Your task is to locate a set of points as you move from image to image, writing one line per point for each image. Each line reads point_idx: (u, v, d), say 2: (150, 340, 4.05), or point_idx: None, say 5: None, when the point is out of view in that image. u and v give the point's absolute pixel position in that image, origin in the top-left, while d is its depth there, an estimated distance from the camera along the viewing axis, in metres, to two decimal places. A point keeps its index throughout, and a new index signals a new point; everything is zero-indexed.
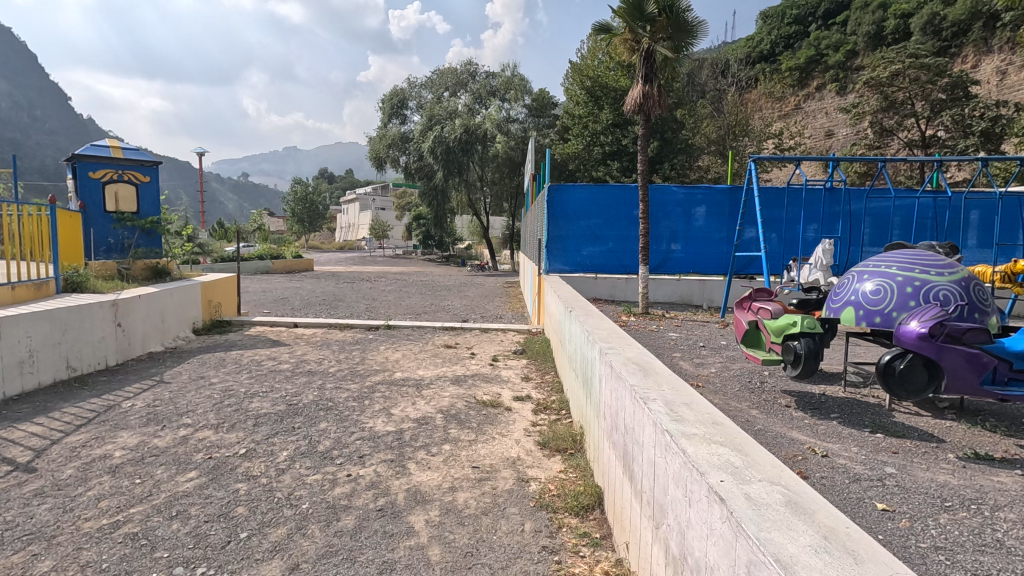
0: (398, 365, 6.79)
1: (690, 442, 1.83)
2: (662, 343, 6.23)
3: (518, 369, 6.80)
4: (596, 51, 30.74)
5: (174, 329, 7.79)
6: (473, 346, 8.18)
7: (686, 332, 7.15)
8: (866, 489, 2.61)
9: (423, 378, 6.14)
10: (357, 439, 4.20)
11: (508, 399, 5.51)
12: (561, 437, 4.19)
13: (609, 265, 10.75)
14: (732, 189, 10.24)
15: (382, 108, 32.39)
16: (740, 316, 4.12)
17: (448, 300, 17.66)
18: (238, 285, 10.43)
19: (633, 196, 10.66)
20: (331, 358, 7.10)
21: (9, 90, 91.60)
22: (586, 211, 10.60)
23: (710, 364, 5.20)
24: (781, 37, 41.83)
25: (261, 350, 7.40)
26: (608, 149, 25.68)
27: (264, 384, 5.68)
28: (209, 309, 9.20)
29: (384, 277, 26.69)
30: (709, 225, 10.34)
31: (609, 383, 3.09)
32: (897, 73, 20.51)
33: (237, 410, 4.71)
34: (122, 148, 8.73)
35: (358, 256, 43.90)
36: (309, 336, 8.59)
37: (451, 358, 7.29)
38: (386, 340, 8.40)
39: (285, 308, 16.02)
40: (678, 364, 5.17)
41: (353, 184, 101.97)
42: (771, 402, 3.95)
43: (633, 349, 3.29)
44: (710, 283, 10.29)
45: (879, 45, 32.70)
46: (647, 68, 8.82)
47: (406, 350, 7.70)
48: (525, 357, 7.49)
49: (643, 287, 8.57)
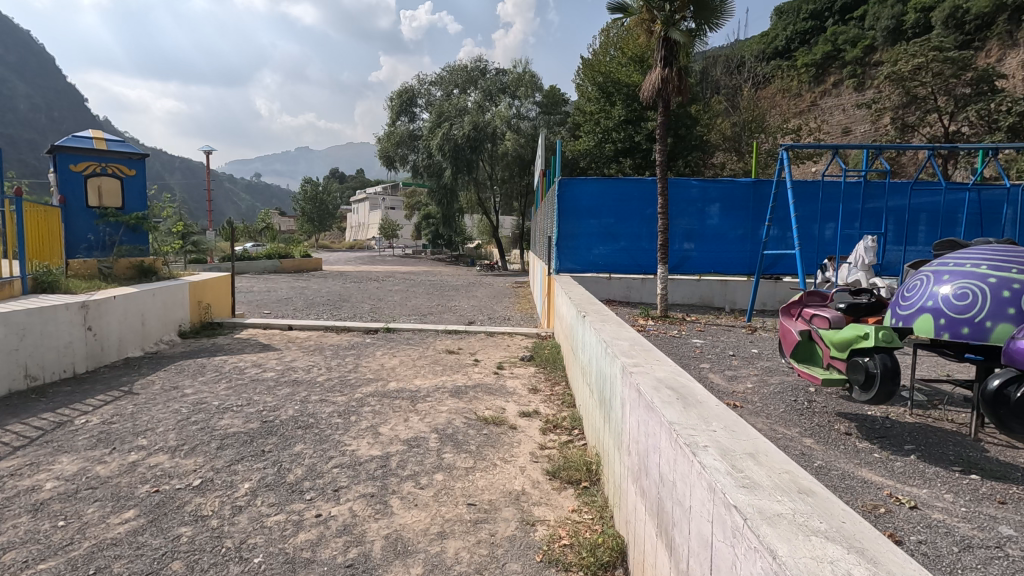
0: (394, 373, 6.19)
1: (776, 531, 1.19)
2: (686, 351, 5.56)
3: (526, 379, 6.18)
4: (608, 47, 30.02)
5: (157, 333, 7.28)
6: (478, 351, 7.55)
7: (712, 338, 6.46)
8: (986, 563, 1.94)
9: (419, 389, 5.52)
10: (335, 467, 3.60)
11: (513, 414, 4.88)
12: (574, 466, 3.58)
13: (623, 264, 10.09)
14: (757, 183, 9.49)
15: (391, 106, 31.84)
16: (789, 326, 3.49)
17: (456, 300, 17.05)
18: (233, 284, 9.91)
19: (649, 191, 9.97)
20: (322, 364, 6.52)
21: (27, 91, 92.67)
22: (597, 208, 9.94)
23: (746, 378, 4.52)
24: (796, 33, 40.91)
25: (248, 356, 6.84)
26: (620, 146, 25.01)
27: (240, 396, 5.09)
28: (198, 310, 8.68)
29: (391, 276, 26.21)
30: (732, 223, 9.61)
31: (634, 412, 2.45)
32: (920, 66, 19.62)
33: (203, 428, 4.13)
34: (106, 140, 8.23)
35: (367, 256, 43.54)
36: (302, 340, 8.03)
37: (454, 366, 6.67)
38: (384, 345, 7.83)
39: (287, 309, 15.49)
40: (708, 378, 4.50)
41: (364, 184, 102.15)
42: (827, 428, 3.27)
43: (664, 368, 2.65)
44: (732, 284, 9.62)
45: (898, 39, 31.69)
46: (667, 52, 8.09)
47: (404, 356, 7.10)
48: (534, 364, 6.86)
49: (662, 289, 7.90)
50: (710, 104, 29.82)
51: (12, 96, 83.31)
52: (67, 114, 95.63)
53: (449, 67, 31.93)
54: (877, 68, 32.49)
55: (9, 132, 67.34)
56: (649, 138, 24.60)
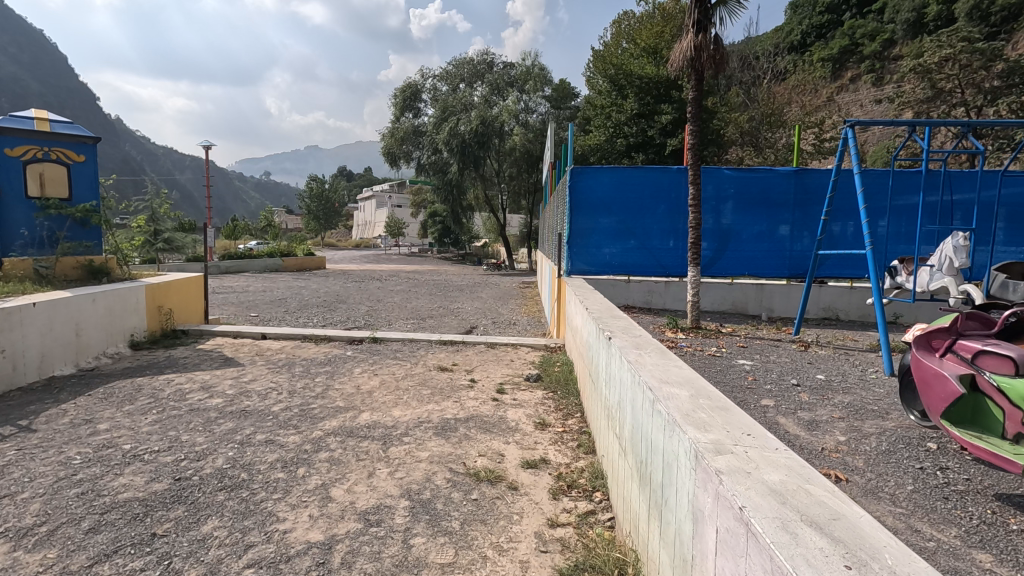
0: (369, 400, 5.05)
1: None
2: (737, 378, 4.36)
3: (532, 406, 5.02)
4: (620, 38, 28.78)
5: (97, 346, 6.20)
6: (476, 369, 6.38)
7: (762, 359, 5.24)
8: None
9: (396, 425, 4.38)
10: (248, 567, 2.45)
11: (514, 464, 3.71)
12: (600, 568, 2.42)
13: (642, 264, 8.89)
14: (799, 172, 8.22)
15: (394, 102, 30.64)
16: (943, 368, 2.70)
17: (459, 302, 15.92)
18: (207, 286, 8.86)
19: (673, 182, 8.72)
20: (285, 387, 5.38)
21: (40, 89, 92.00)
22: (615, 202, 8.74)
23: (830, 423, 3.31)
24: (812, 27, 39.63)
25: (201, 375, 5.74)
26: (632, 141, 23.82)
27: (164, 435, 3.95)
28: (157, 317, 7.59)
29: (396, 276, 25.11)
30: (772, 220, 8.34)
31: (735, 557, 1.28)
32: (947, 58, 18.07)
33: (85, 492, 3.00)
34: (50, 119, 7.07)
35: (371, 255, 42.49)
36: (271, 354, 6.91)
37: (446, 389, 5.50)
38: (368, 360, 6.70)
39: (277, 311, 14.42)
40: (778, 423, 3.29)
41: (372, 182, 101.14)
42: (1003, 533, 2.08)
43: (775, 462, 1.49)
44: (769, 288, 8.41)
45: (919, 32, 30.35)
46: (699, 13, 6.86)
47: (386, 376, 5.95)
48: (541, 386, 5.69)
49: (692, 295, 6.66)
50: (727, 97, 28.50)
51: (25, 94, 83.22)
52: (79, 113, 95.74)
53: (455, 61, 30.50)
54: (897, 62, 31.08)
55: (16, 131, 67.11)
56: (662, 132, 23.30)
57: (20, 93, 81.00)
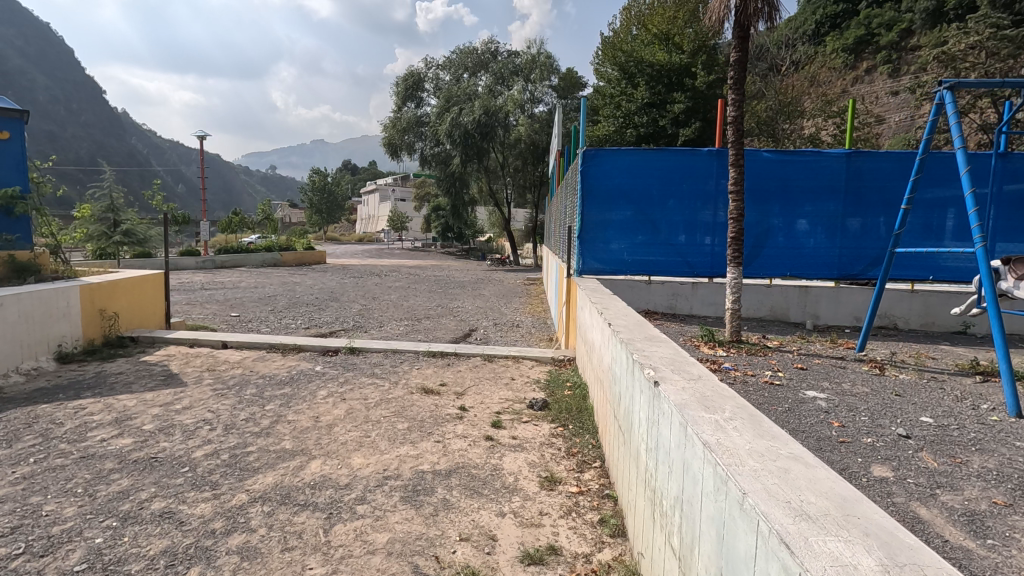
0: (325, 441, 3.91)
1: None
2: (817, 423, 3.18)
3: (537, 451, 3.87)
4: (630, 24, 27.37)
5: (5, 361, 5.13)
6: (469, 392, 5.21)
7: (835, 388, 4.04)
8: None
9: (351, 484, 3.22)
10: None
11: (510, 561, 2.55)
12: None
13: (666, 263, 7.69)
14: (853, 154, 6.95)
15: (396, 91, 29.33)
16: None
17: (458, 301, 14.70)
18: (167, 285, 7.73)
19: (702, 167, 7.47)
20: (222, 419, 4.22)
21: (47, 82, 91.40)
22: (632, 191, 7.53)
23: (1001, 521, 2.11)
24: (826, 17, 38.20)
25: (126, 401, 4.60)
26: (643, 132, 22.50)
27: (18, 506, 2.82)
28: (98, 322, 6.49)
29: (397, 271, 24.03)
30: (813, 210, 7.12)
31: None
32: (975, 45, 16.50)
33: None
34: None
35: (375, 249, 41.30)
36: (224, 369, 5.77)
37: (427, 422, 4.33)
38: (338, 378, 5.53)
39: (261, 311, 13.23)
40: (921, 518, 2.11)
41: (376, 177, 99.98)
42: None
43: None
44: (814, 290, 7.22)
45: (939, 21, 28.92)
46: None
47: (355, 402, 4.79)
48: (548, 418, 4.52)
49: (732, 301, 5.48)
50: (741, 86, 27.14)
51: (32, 88, 83.00)
52: (85, 105, 95.05)
53: (458, 49, 29.11)
54: (915, 52, 29.68)
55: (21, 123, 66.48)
56: (674, 122, 22.10)
57: (24, 86, 80.45)
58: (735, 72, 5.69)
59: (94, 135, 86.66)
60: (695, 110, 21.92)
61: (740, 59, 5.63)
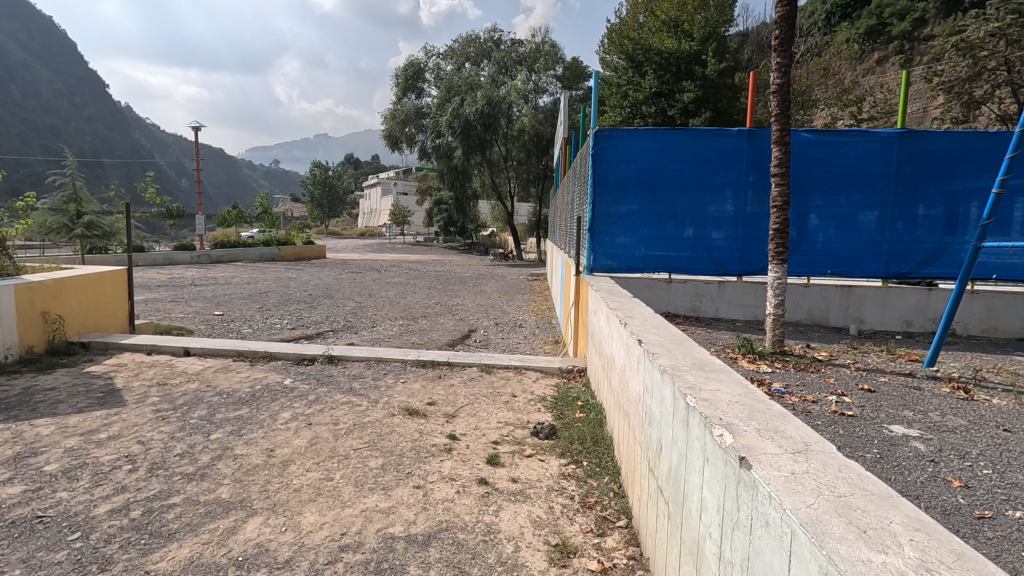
0: (275, 486, 3.07)
1: None
2: (930, 482, 2.33)
3: (545, 501, 3.01)
4: (638, 10, 26.28)
5: None
6: (462, 413, 4.35)
7: (922, 420, 3.17)
8: None
9: (290, 563, 2.37)
10: None
11: None
12: None
13: (687, 259, 6.80)
14: (906, 133, 6.01)
15: (396, 82, 28.44)
16: None
17: (457, 298, 13.83)
18: (130, 284, 6.92)
19: (729, 150, 6.55)
20: (151, 454, 3.39)
21: (50, 76, 90.86)
22: (648, 177, 6.64)
23: None
24: (837, 6, 36.98)
25: (41, 428, 3.76)
26: (650, 123, 21.57)
27: None
28: (40, 328, 5.69)
29: (397, 266, 23.21)
30: (851, 200, 6.18)
31: None
32: None
33: None
34: None
35: (376, 243, 40.50)
36: (176, 384, 4.93)
37: (407, 458, 3.48)
38: (307, 396, 4.67)
39: (249, 309, 12.39)
40: None
41: (378, 171, 99.16)
42: None
43: None
44: (858, 291, 6.38)
45: (954, 11, 27.83)
46: None
47: (323, 428, 3.96)
48: (556, 451, 3.68)
49: (774, 304, 4.65)
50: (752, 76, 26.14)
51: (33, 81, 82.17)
52: (88, 98, 94.47)
53: (460, 37, 28.15)
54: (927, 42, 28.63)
55: (24, 115, 65.91)
56: (683, 113, 21.19)
57: (26, 79, 79.96)
58: (781, 30, 4.73)
59: (98, 128, 86.22)
60: (705, 99, 20.91)
61: (787, 15, 4.64)
